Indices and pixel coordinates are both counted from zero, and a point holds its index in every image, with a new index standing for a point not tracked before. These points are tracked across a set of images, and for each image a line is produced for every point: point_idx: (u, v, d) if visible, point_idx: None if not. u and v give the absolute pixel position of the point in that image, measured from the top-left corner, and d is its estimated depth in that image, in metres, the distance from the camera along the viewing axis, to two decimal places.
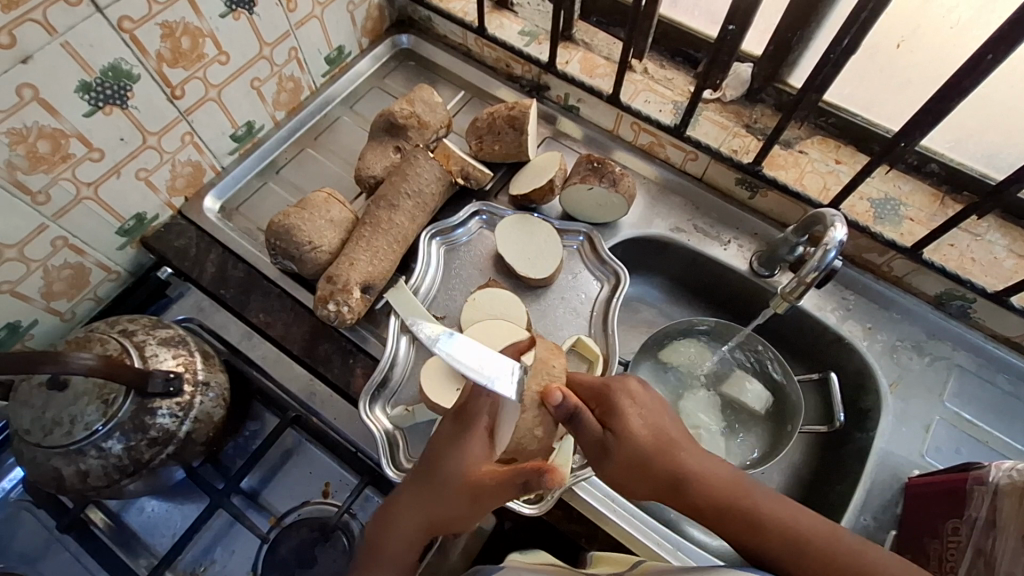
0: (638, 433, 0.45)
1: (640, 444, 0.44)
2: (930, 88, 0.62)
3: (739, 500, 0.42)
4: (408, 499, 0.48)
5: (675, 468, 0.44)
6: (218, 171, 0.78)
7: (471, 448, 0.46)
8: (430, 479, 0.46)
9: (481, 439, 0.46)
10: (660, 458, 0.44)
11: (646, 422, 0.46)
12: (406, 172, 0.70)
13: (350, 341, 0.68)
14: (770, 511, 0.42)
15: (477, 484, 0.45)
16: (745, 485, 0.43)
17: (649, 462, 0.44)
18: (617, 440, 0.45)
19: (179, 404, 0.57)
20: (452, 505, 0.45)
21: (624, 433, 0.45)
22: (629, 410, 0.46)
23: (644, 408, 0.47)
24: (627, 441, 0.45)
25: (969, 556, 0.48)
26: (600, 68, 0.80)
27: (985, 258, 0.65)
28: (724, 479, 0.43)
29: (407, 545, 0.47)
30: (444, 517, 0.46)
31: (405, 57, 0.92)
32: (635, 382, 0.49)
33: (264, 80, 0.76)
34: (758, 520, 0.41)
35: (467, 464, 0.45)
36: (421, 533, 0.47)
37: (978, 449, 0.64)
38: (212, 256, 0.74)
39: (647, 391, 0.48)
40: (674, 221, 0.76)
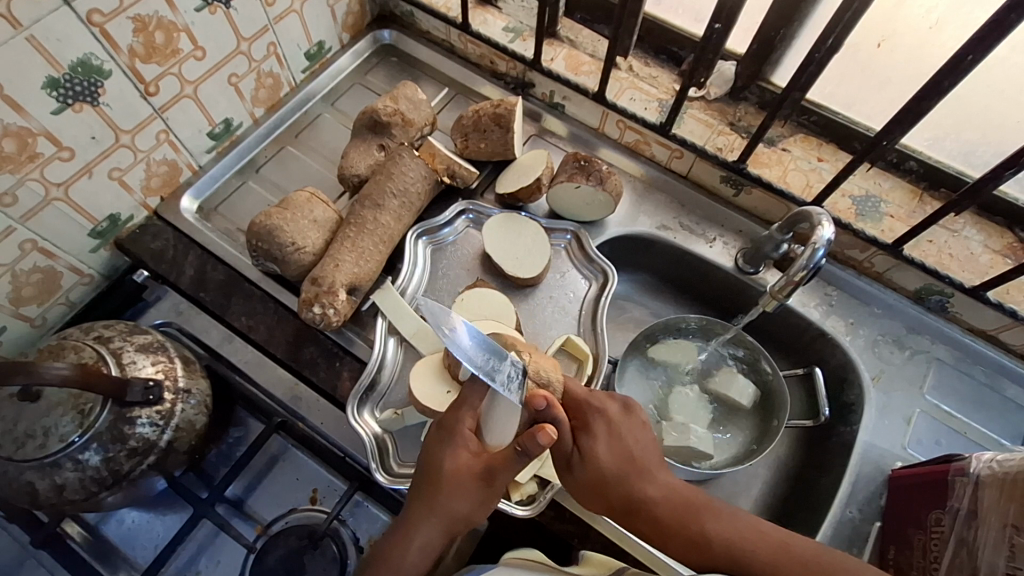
0: (603, 452, 0.49)
1: (602, 467, 0.48)
2: (910, 88, 0.63)
3: (689, 520, 0.44)
4: (411, 511, 0.47)
5: (632, 492, 0.47)
6: (195, 170, 0.76)
7: (463, 442, 0.48)
8: (428, 482, 0.47)
9: (467, 435, 0.48)
10: (616, 479, 0.47)
11: (613, 441, 0.49)
12: (392, 171, 0.69)
13: (336, 344, 0.66)
14: (718, 531, 0.43)
15: (480, 470, 0.47)
16: (696, 509, 0.45)
17: (609, 478, 0.47)
18: (583, 462, 0.49)
19: (160, 412, 0.55)
20: (458, 497, 0.47)
21: (590, 453, 0.49)
22: (599, 432, 0.50)
23: (614, 432, 0.50)
24: (590, 465, 0.48)
25: (952, 546, 0.49)
26: (585, 65, 0.80)
27: (962, 254, 0.67)
28: (671, 505, 0.46)
29: (419, 554, 0.46)
30: (453, 514, 0.46)
31: (387, 53, 0.90)
32: (615, 404, 0.52)
33: (242, 76, 0.74)
34: (705, 539, 0.43)
35: (459, 454, 0.48)
36: (426, 539, 0.46)
37: (958, 441, 0.65)
38: (191, 258, 0.71)
39: (625, 414, 0.51)
40: (659, 219, 0.76)
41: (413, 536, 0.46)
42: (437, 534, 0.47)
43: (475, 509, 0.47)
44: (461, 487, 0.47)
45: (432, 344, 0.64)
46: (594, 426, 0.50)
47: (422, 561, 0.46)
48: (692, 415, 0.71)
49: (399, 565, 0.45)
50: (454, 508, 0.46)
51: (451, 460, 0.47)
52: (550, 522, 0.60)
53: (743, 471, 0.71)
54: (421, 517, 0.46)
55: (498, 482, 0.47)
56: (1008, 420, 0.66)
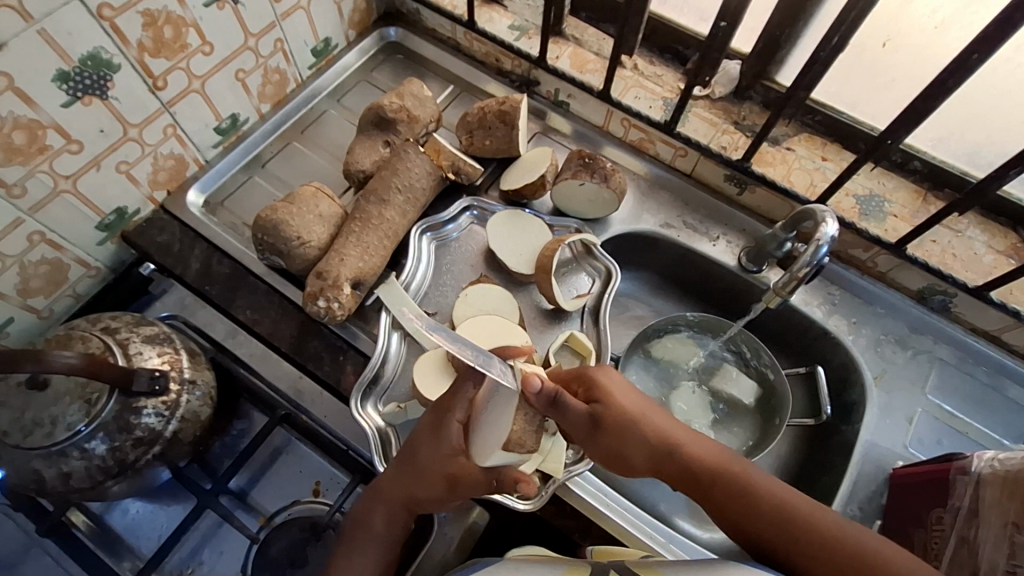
0: (619, 407, 0.49)
1: (624, 419, 0.48)
2: (915, 89, 0.63)
3: (729, 472, 0.45)
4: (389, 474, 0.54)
5: (657, 440, 0.48)
6: (201, 164, 0.76)
7: (450, 437, 0.51)
8: (410, 461, 0.52)
9: (455, 432, 0.51)
10: (641, 434, 0.48)
11: (630, 403, 0.49)
12: (397, 167, 0.70)
13: (340, 338, 0.67)
14: (759, 482, 0.45)
15: (452, 470, 0.50)
16: (729, 465, 0.46)
17: (633, 432, 0.48)
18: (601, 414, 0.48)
19: (165, 403, 0.56)
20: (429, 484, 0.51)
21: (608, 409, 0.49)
22: (612, 393, 0.50)
23: (629, 391, 0.51)
24: (616, 409, 0.49)
25: (953, 544, 0.49)
26: (590, 63, 0.80)
27: (966, 254, 0.67)
28: (705, 460, 0.46)
29: (385, 517, 0.53)
30: (416, 492, 0.52)
31: (393, 51, 0.91)
32: (623, 374, 0.52)
33: (249, 71, 0.74)
34: (744, 489, 0.44)
35: (438, 446, 0.51)
36: (392, 505, 0.53)
37: (960, 441, 0.65)
38: (197, 252, 0.72)
39: (636, 382, 0.51)
40: (663, 217, 0.77)
41: (383, 502, 0.53)
42: (399, 508, 0.53)
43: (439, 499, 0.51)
44: (432, 476, 0.51)
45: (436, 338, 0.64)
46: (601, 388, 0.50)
47: (391, 526, 0.53)
48: (694, 411, 0.71)
49: (370, 525, 0.53)
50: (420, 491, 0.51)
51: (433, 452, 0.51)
52: (552, 516, 0.62)
53: (744, 469, 0.71)
54: (397, 486, 0.52)
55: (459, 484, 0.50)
56: (1011, 421, 0.66)
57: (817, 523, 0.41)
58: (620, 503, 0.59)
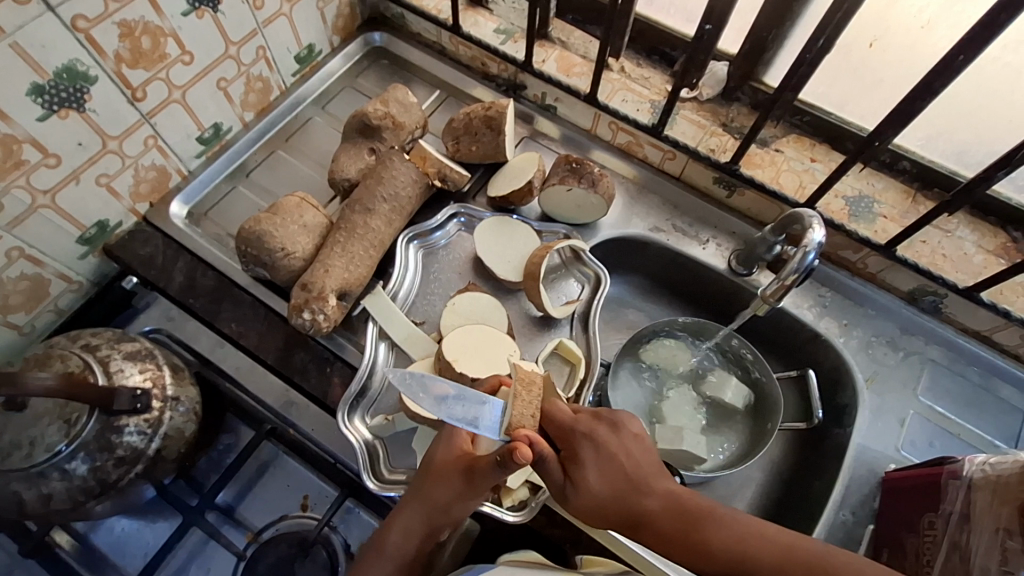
0: (595, 484, 0.46)
1: (598, 490, 0.46)
2: (902, 89, 0.63)
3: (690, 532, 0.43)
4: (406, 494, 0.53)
5: (631, 508, 0.45)
6: (184, 175, 0.75)
7: (460, 439, 0.53)
8: (423, 470, 0.52)
9: (461, 436, 0.53)
10: (614, 501, 0.45)
11: (605, 465, 0.46)
12: (382, 175, 0.69)
13: (327, 349, 0.66)
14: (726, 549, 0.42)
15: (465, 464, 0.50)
16: (699, 519, 0.43)
17: (607, 504, 0.46)
18: (575, 491, 0.46)
19: (147, 421, 0.55)
20: (442, 484, 0.50)
21: (583, 482, 0.46)
22: (586, 460, 0.47)
23: (599, 445, 0.47)
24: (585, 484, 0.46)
25: (945, 550, 0.49)
26: (576, 66, 0.79)
27: (956, 255, 0.66)
28: (663, 521, 0.44)
29: (400, 535, 0.50)
30: (435, 502, 0.50)
31: (378, 56, 0.90)
32: (603, 426, 0.48)
33: (231, 80, 0.73)
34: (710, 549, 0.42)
35: (451, 446, 0.52)
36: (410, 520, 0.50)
37: (952, 442, 0.65)
38: (180, 263, 0.71)
39: (614, 433, 0.48)
40: (652, 221, 0.76)
41: (398, 517, 0.51)
42: (418, 521, 0.50)
43: (456, 500, 0.50)
44: (444, 473, 0.50)
45: (424, 349, 0.64)
46: (582, 454, 0.47)
47: (405, 542, 0.50)
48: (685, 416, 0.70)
49: (385, 543, 0.50)
50: (435, 495, 0.50)
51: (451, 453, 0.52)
52: (542, 526, 0.62)
53: (737, 474, 0.71)
54: (412, 500, 0.51)
55: (476, 478, 0.48)
56: (1003, 421, 0.65)
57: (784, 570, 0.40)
58: None
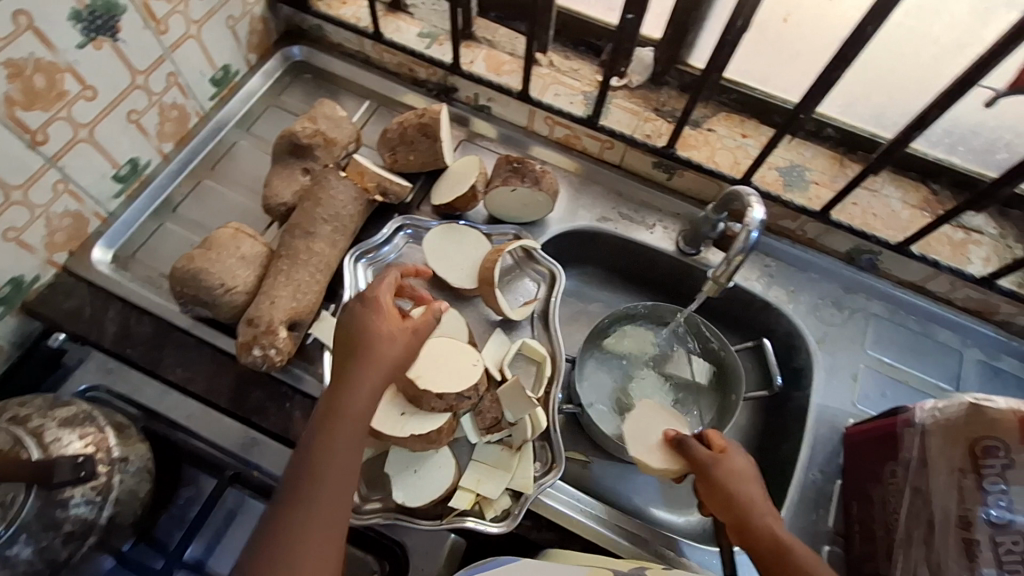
0: (739, 468, 0.55)
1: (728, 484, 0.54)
2: (818, 60, 0.66)
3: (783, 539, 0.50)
4: (318, 439, 0.47)
5: (742, 500, 0.53)
6: (104, 218, 0.70)
7: (381, 305, 0.53)
8: (349, 361, 0.50)
9: (387, 316, 0.52)
10: (732, 496, 0.53)
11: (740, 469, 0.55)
12: (319, 196, 0.66)
13: (284, 384, 0.63)
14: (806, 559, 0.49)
15: (405, 337, 0.52)
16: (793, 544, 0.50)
17: (732, 491, 0.54)
18: (717, 468, 0.55)
19: (95, 489, 0.51)
20: (393, 344, 0.51)
21: (727, 463, 0.55)
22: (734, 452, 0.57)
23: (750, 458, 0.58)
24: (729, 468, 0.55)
25: (908, 495, 0.52)
26: (505, 64, 0.79)
27: (884, 213, 0.70)
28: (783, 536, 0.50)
29: (344, 442, 0.47)
30: (388, 361, 0.50)
31: (300, 70, 0.86)
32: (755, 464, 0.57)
33: (143, 111, 0.69)
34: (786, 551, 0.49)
35: (381, 312, 0.52)
36: (348, 468, 0.47)
37: (901, 390, 0.69)
38: (112, 312, 0.66)
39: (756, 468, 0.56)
40: (600, 211, 0.76)
41: (335, 442, 0.47)
42: (361, 424, 0.48)
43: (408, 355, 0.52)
44: (395, 337, 0.51)
45: None
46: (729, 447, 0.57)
47: (350, 453, 0.47)
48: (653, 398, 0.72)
49: (331, 445, 0.47)
50: (389, 353, 0.50)
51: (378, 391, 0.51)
52: (529, 532, 0.60)
53: None
54: (359, 370, 0.49)
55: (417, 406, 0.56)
56: (943, 364, 0.70)
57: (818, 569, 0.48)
58: (594, 508, 0.60)
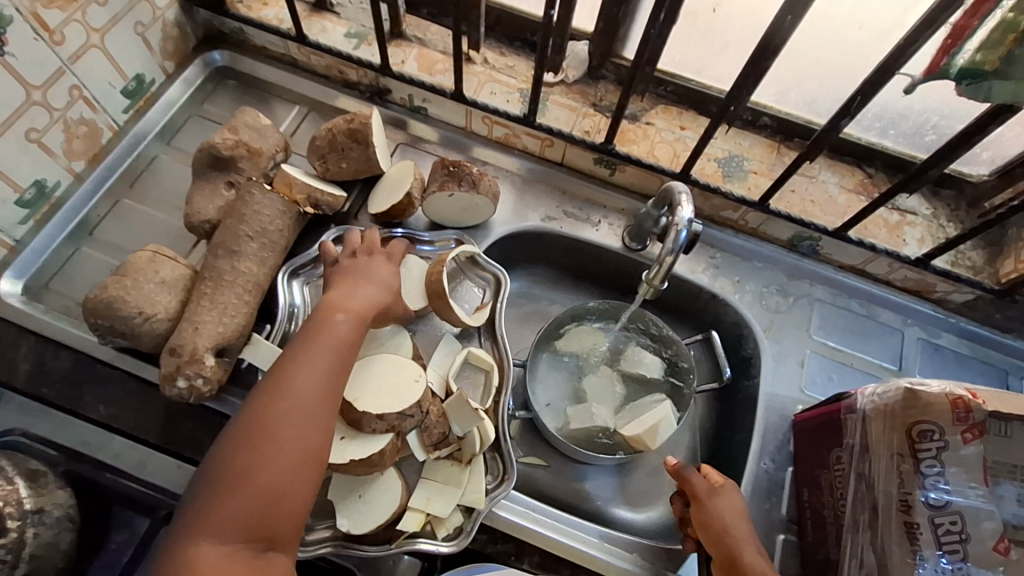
0: (733, 502, 0.55)
1: (722, 515, 0.53)
2: (748, 49, 0.65)
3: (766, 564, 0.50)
4: (294, 352, 0.51)
5: (731, 533, 0.52)
6: (10, 247, 0.65)
7: (373, 257, 0.60)
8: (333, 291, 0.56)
9: (375, 265, 0.60)
10: (725, 529, 0.53)
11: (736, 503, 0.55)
12: (244, 212, 0.63)
13: (217, 413, 0.60)
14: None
15: (385, 286, 0.59)
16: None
17: (726, 525, 0.53)
18: (711, 499, 0.55)
19: (5, 547, 0.47)
20: (369, 287, 0.57)
21: (722, 494, 0.55)
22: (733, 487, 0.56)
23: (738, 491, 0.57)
24: (727, 499, 0.55)
25: (853, 481, 0.52)
26: (438, 63, 0.76)
27: (822, 198, 0.70)
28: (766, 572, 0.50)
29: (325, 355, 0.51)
30: (360, 292, 0.56)
31: (223, 77, 0.82)
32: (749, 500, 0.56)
33: (44, 130, 0.63)
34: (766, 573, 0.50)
35: (371, 267, 0.59)
36: (325, 387, 0.50)
37: (847, 373, 0.69)
38: (24, 349, 0.62)
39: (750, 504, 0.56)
40: (543, 211, 0.75)
41: (317, 352, 0.51)
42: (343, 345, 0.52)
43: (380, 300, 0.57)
44: (370, 283, 0.58)
45: None
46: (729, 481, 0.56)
47: (330, 365, 0.51)
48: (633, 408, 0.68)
49: (314, 355, 0.51)
50: (367, 291, 0.57)
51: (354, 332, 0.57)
52: (483, 546, 0.58)
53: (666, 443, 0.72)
54: (340, 294, 0.56)
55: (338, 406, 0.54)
56: (886, 344, 0.71)
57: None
58: (551, 517, 0.59)
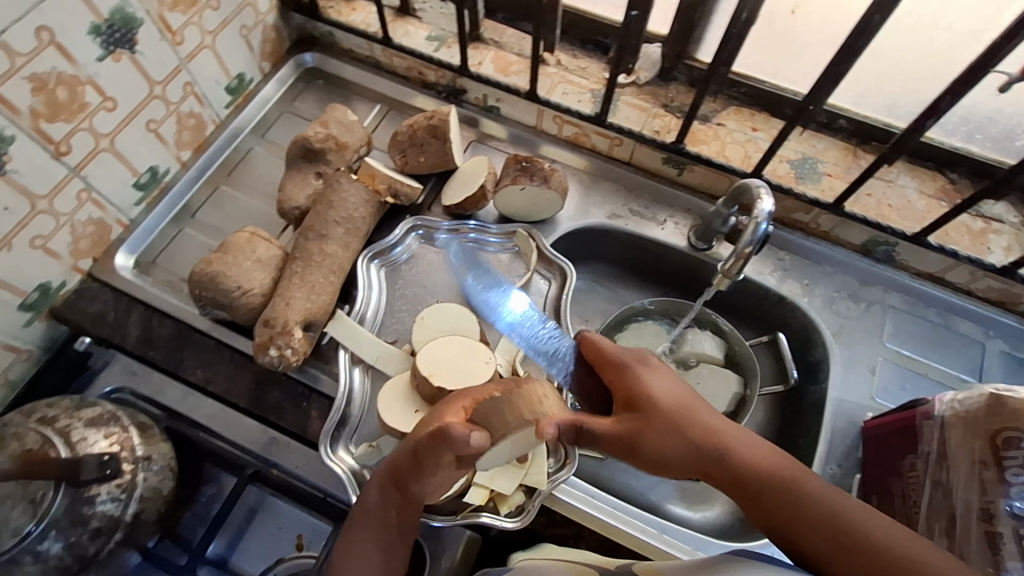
0: (662, 402, 0.47)
1: (661, 424, 0.46)
2: (828, 51, 0.65)
3: (782, 474, 0.41)
4: (357, 522, 0.51)
5: (696, 441, 0.45)
6: (126, 225, 0.72)
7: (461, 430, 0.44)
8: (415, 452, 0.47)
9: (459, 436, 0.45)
10: (684, 430, 0.46)
11: (670, 394, 0.48)
12: (332, 200, 0.67)
13: (300, 383, 0.64)
14: (816, 490, 0.40)
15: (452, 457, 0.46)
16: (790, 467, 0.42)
17: (671, 438, 0.45)
18: (644, 416, 0.47)
19: (120, 486, 0.53)
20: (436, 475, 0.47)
21: (647, 408, 0.47)
22: (648, 381, 0.49)
23: (666, 377, 0.50)
24: (656, 416, 0.47)
25: (928, 488, 0.51)
26: (514, 65, 0.79)
27: (900, 203, 0.69)
28: (745, 464, 0.43)
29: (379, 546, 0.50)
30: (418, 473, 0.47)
31: (313, 77, 0.88)
32: (658, 367, 0.51)
33: (161, 121, 0.71)
34: (800, 498, 0.40)
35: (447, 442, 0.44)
36: None
37: (921, 382, 0.67)
38: (135, 316, 0.68)
39: (668, 375, 0.50)
40: (610, 208, 0.77)
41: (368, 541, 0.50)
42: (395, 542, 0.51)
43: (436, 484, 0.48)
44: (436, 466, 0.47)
45: (397, 363, 0.63)
46: (635, 374, 0.50)
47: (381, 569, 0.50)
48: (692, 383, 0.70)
49: (365, 534, 0.50)
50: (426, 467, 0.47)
51: (424, 483, 0.48)
52: (544, 527, 0.62)
53: None
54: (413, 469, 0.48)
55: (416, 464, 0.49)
56: (965, 356, 0.68)
57: (868, 527, 0.37)
58: (608, 503, 0.59)
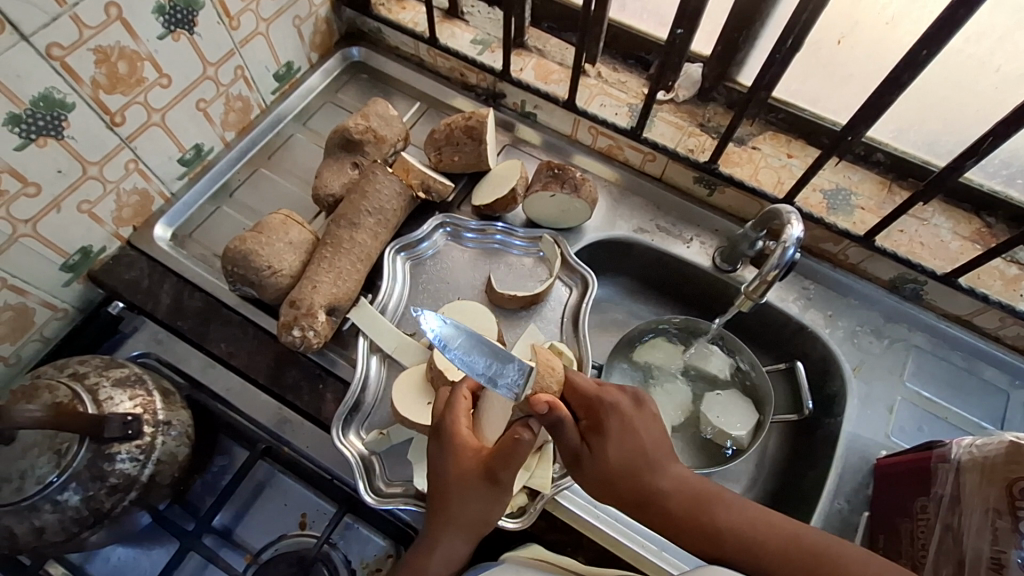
0: (613, 456, 0.48)
1: (611, 459, 0.48)
2: (870, 85, 0.65)
3: (699, 513, 0.45)
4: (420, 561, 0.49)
5: (639, 485, 0.47)
6: (167, 198, 0.75)
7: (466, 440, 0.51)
8: (459, 482, 0.49)
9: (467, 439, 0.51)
10: (631, 476, 0.48)
11: (625, 439, 0.49)
12: (366, 190, 0.69)
13: (318, 365, 0.66)
14: (729, 521, 0.44)
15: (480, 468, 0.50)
16: (707, 500, 0.46)
17: (616, 472, 0.48)
18: (591, 451, 0.49)
19: (139, 447, 0.54)
20: (472, 500, 0.50)
21: (598, 448, 0.49)
22: (609, 432, 0.49)
23: (632, 426, 0.50)
24: (601, 459, 0.49)
25: (938, 531, 0.50)
26: (554, 74, 0.81)
27: (932, 242, 0.68)
28: (678, 507, 0.46)
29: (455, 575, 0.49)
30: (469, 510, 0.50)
31: (358, 70, 0.90)
32: (626, 397, 0.52)
33: (210, 101, 0.73)
34: (717, 530, 0.44)
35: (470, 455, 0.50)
36: None
37: (940, 426, 0.66)
38: (167, 286, 0.71)
39: (637, 409, 0.51)
40: (636, 222, 0.77)
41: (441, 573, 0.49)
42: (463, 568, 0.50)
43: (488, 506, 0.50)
44: (478, 487, 0.50)
45: (415, 355, 0.65)
46: (606, 420, 0.50)
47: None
48: (715, 401, 0.70)
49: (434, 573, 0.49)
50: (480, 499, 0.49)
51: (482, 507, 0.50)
52: (542, 532, 0.62)
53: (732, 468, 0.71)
54: (461, 500, 0.49)
55: (497, 476, 0.49)
56: (988, 403, 0.67)
57: (792, 554, 0.42)
58: (611, 515, 0.60)
